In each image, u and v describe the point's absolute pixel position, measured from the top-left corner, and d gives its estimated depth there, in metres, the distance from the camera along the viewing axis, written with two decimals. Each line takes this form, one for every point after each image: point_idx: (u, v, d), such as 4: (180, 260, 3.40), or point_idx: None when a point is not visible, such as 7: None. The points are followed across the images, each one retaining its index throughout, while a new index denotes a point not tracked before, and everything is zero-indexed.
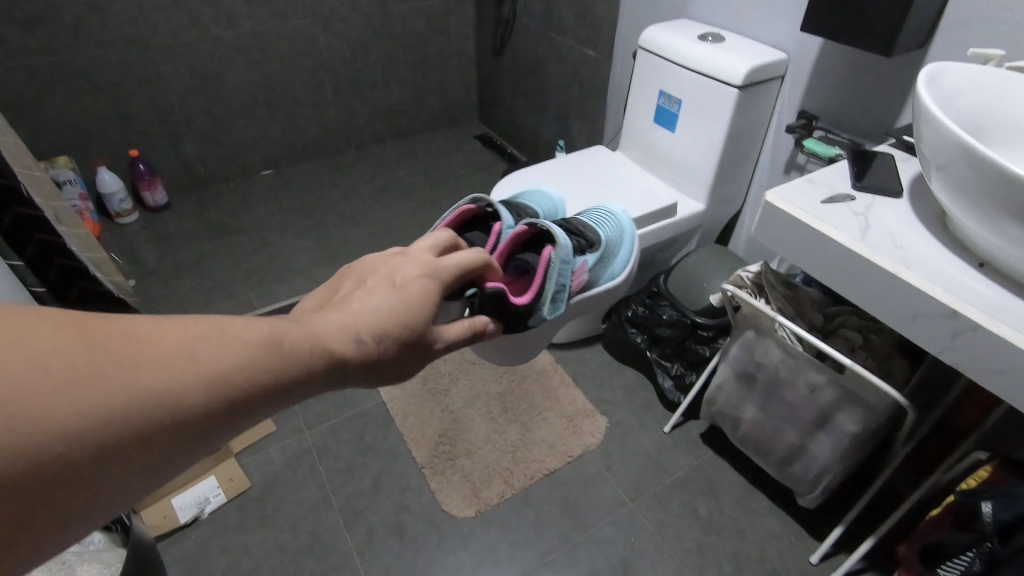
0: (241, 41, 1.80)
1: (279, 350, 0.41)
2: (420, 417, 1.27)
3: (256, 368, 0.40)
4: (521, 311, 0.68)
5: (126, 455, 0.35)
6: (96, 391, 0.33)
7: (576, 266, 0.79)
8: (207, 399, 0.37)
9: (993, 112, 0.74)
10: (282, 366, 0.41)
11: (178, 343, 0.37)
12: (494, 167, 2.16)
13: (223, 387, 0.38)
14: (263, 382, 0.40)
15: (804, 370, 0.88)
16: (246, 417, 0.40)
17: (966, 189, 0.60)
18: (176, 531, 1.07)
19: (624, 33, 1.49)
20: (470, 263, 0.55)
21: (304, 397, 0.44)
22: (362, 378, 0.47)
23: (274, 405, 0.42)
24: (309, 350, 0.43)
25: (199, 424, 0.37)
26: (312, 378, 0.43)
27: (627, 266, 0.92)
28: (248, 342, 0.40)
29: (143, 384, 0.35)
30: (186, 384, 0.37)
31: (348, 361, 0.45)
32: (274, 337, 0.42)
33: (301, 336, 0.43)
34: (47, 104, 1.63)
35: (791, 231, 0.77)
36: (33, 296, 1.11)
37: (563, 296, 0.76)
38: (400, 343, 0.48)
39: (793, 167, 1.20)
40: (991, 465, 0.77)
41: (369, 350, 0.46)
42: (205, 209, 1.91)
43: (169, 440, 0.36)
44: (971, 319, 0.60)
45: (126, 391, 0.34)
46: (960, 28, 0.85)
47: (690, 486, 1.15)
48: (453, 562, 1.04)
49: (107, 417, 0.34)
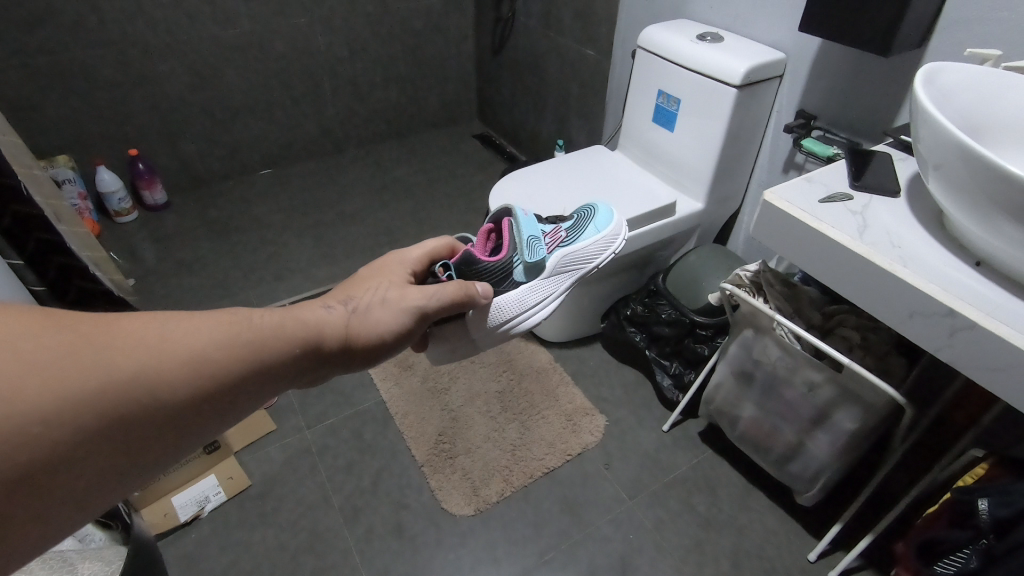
0: (240, 41, 1.80)
1: (254, 332, 0.45)
2: (419, 416, 1.27)
3: (229, 346, 0.43)
4: (499, 265, 0.77)
5: (108, 432, 0.37)
6: (74, 372, 0.36)
7: (546, 227, 0.85)
8: (186, 377, 0.40)
9: (991, 112, 0.74)
10: (258, 343, 0.45)
11: (153, 326, 0.40)
12: (493, 166, 2.16)
13: (202, 369, 0.41)
14: (240, 358, 0.44)
15: (803, 369, 0.88)
16: (225, 399, 0.43)
17: (961, 188, 0.61)
18: (177, 529, 1.08)
19: (623, 33, 1.50)
20: (439, 246, 0.72)
21: (281, 376, 0.48)
22: (335, 356, 0.52)
23: (254, 384, 0.45)
24: (284, 328, 0.47)
25: (179, 401, 0.40)
26: (288, 355, 0.47)
27: (617, 222, 0.91)
28: (222, 323, 0.44)
29: (123, 366, 0.38)
30: (164, 362, 0.39)
31: (322, 337, 0.50)
32: (248, 318, 0.46)
33: (274, 316, 0.47)
34: (46, 104, 1.63)
35: (790, 231, 0.77)
36: (33, 295, 1.13)
37: (540, 246, 0.80)
38: (369, 313, 0.55)
39: (792, 166, 1.20)
40: (989, 462, 0.78)
41: (341, 324, 0.52)
42: (204, 208, 1.91)
43: (149, 419, 0.39)
44: (968, 318, 0.61)
45: (104, 371, 0.37)
46: (958, 27, 0.86)
47: (689, 484, 1.15)
48: (453, 560, 1.04)
49: (85, 396, 0.36)
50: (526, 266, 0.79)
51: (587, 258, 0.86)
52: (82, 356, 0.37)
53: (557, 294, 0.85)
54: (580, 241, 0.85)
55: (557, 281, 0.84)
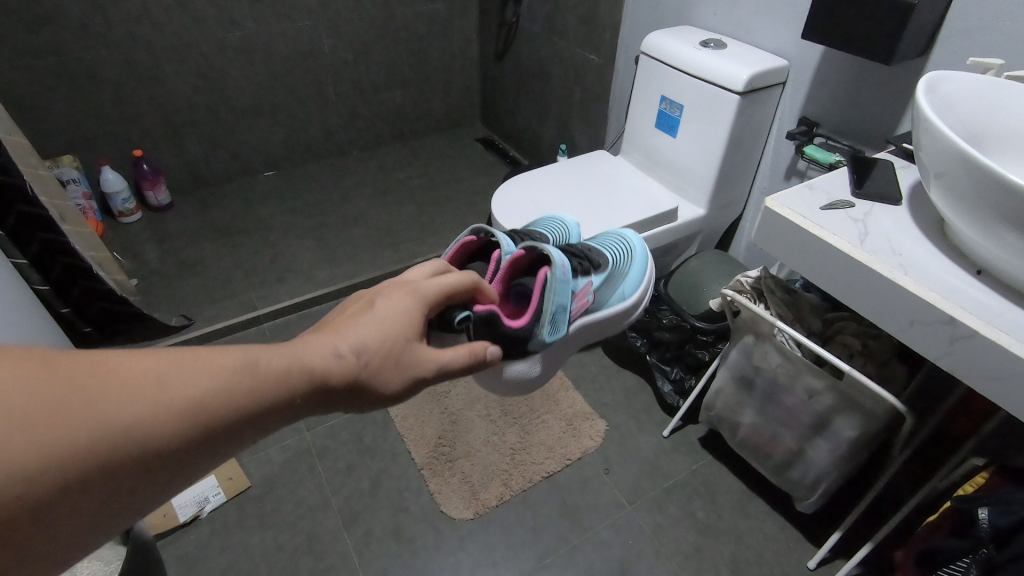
0: (245, 43, 1.82)
1: (254, 375, 0.43)
2: (420, 419, 1.27)
3: (225, 396, 0.41)
4: (517, 334, 0.68)
5: (95, 480, 0.37)
6: (64, 422, 0.35)
7: (578, 288, 0.76)
8: (177, 426, 0.39)
9: (992, 121, 0.74)
10: (257, 391, 0.42)
11: (149, 371, 0.39)
12: (496, 170, 2.17)
13: (194, 417, 0.39)
14: (235, 407, 0.41)
15: (803, 376, 0.89)
16: (222, 443, 0.41)
17: (964, 197, 0.61)
18: (176, 529, 1.08)
19: (627, 38, 1.51)
20: (461, 283, 0.58)
21: (282, 419, 0.45)
22: (346, 398, 0.48)
23: (254, 427, 0.43)
24: (286, 373, 0.44)
25: (170, 451, 0.39)
26: (289, 402, 0.44)
27: (641, 285, 0.88)
28: (221, 368, 0.41)
29: (113, 417, 0.37)
30: (153, 413, 0.38)
31: (326, 385, 0.46)
32: (250, 361, 0.43)
33: (278, 359, 0.44)
34: (52, 103, 1.64)
35: (791, 237, 0.77)
36: (36, 295, 1.20)
37: (563, 317, 0.74)
38: (380, 363, 0.48)
39: (793, 173, 1.21)
40: (989, 471, 0.78)
41: (347, 370, 0.47)
42: (207, 209, 1.92)
43: (136, 468, 0.38)
44: (968, 326, 0.61)
45: (95, 421, 0.36)
46: (959, 36, 0.86)
47: (688, 490, 1.15)
48: (452, 563, 1.04)
49: (71, 448, 0.35)
50: (545, 338, 0.72)
51: (606, 321, 0.85)
52: (73, 407, 0.36)
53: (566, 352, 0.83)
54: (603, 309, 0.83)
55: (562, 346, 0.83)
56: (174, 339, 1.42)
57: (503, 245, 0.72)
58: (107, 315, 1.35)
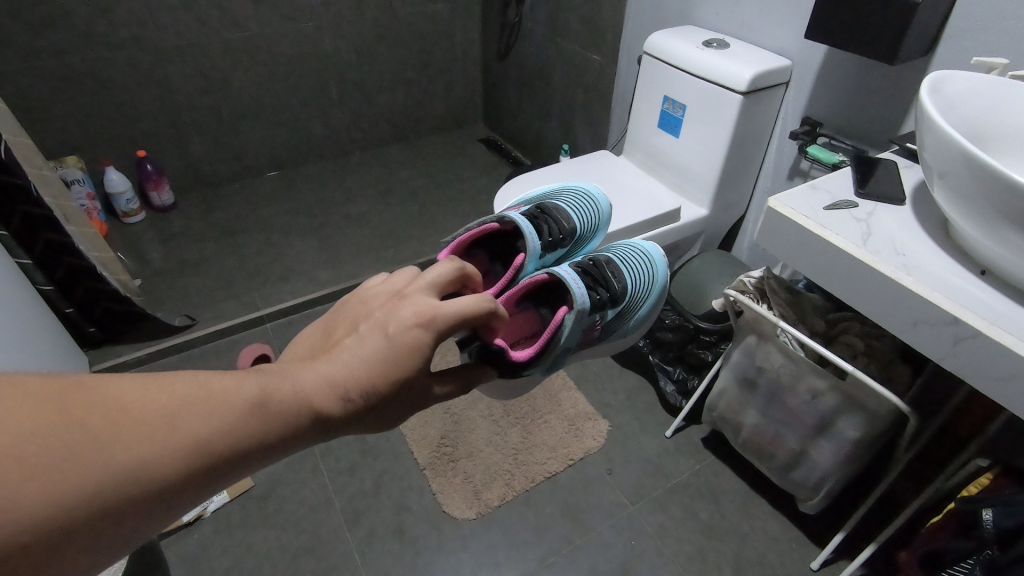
0: (248, 44, 1.82)
1: (265, 413, 0.41)
2: (422, 419, 1.27)
3: (238, 437, 0.39)
4: (518, 365, 0.65)
5: (99, 529, 0.34)
6: (71, 472, 0.33)
7: (588, 326, 0.74)
8: (188, 467, 0.37)
9: (995, 120, 0.74)
10: (267, 430, 0.41)
11: (161, 412, 0.37)
12: (498, 169, 2.18)
13: (204, 457, 0.38)
14: (247, 448, 0.40)
15: (806, 376, 0.88)
16: (226, 480, 0.40)
17: (967, 198, 0.61)
18: (180, 529, 1.08)
19: (629, 39, 1.51)
20: (477, 310, 0.50)
21: (286, 454, 0.44)
22: (351, 429, 0.47)
23: (257, 464, 0.42)
24: (296, 412, 0.42)
25: (178, 494, 0.37)
26: (297, 438, 0.43)
27: (645, 320, 0.88)
28: (232, 406, 0.40)
29: (123, 461, 0.35)
30: (166, 457, 0.36)
31: (333, 421, 0.45)
32: (262, 398, 0.41)
33: (287, 396, 0.42)
34: (57, 104, 1.64)
35: (794, 237, 0.77)
36: (42, 296, 1.22)
37: (565, 355, 0.72)
38: (387, 399, 0.47)
39: (796, 173, 1.20)
40: (993, 472, 0.77)
41: (355, 408, 0.45)
42: (211, 209, 1.92)
43: (143, 513, 0.36)
44: (972, 326, 0.61)
45: (103, 470, 0.34)
46: (963, 36, 0.86)
47: (691, 490, 1.15)
48: (454, 563, 1.04)
49: (78, 499, 0.33)
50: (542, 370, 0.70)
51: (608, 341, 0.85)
52: (79, 454, 0.33)
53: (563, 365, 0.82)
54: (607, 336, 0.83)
55: None
56: (177, 339, 1.42)
57: (528, 252, 0.74)
58: (111, 314, 1.35)
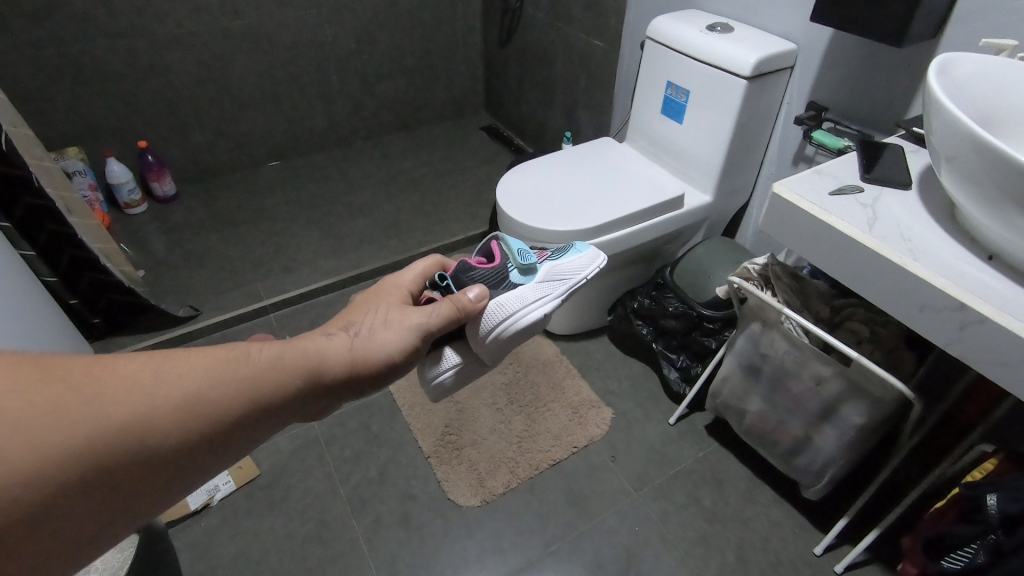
0: (248, 32, 1.80)
1: (254, 366, 0.48)
2: (426, 407, 1.28)
3: (231, 385, 0.46)
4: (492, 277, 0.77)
5: (91, 480, 0.39)
6: (60, 427, 0.37)
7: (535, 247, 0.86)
8: (190, 415, 0.43)
9: (1002, 103, 0.73)
10: (254, 380, 0.47)
11: (160, 370, 0.43)
12: (500, 158, 2.16)
13: (205, 406, 0.44)
14: (242, 396, 0.46)
15: (811, 362, 0.88)
16: (232, 431, 0.46)
17: (977, 180, 0.60)
18: (188, 517, 1.10)
19: (632, 23, 1.49)
20: (428, 265, 0.72)
21: (283, 408, 0.50)
22: (340, 380, 0.55)
23: (257, 417, 0.48)
24: (283, 361, 0.50)
25: (186, 439, 0.43)
26: (290, 386, 0.50)
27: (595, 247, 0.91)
28: (225, 361, 0.46)
29: (133, 407, 0.40)
30: (154, 409, 0.41)
31: (322, 368, 0.53)
32: (251, 355, 0.48)
33: (276, 350, 0.50)
34: (56, 94, 1.64)
35: (800, 223, 0.77)
36: (45, 286, 1.22)
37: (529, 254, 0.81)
38: (371, 340, 0.57)
39: (801, 159, 1.19)
40: (997, 458, 0.78)
41: (341, 352, 0.55)
42: (213, 200, 1.92)
43: (156, 458, 0.42)
44: (978, 312, 0.60)
45: (112, 413, 0.39)
46: (972, 18, 0.84)
47: (695, 477, 1.15)
48: (459, 550, 1.05)
49: (70, 451, 0.38)
50: (520, 270, 0.80)
51: (574, 271, 0.85)
52: (69, 409, 0.38)
53: (555, 303, 0.82)
54: (566, 257, 0.86)
55: (553, 287, 0.82)
56: (182, 330, 1.43)
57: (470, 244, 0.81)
58: (116, 305, 1.36)
